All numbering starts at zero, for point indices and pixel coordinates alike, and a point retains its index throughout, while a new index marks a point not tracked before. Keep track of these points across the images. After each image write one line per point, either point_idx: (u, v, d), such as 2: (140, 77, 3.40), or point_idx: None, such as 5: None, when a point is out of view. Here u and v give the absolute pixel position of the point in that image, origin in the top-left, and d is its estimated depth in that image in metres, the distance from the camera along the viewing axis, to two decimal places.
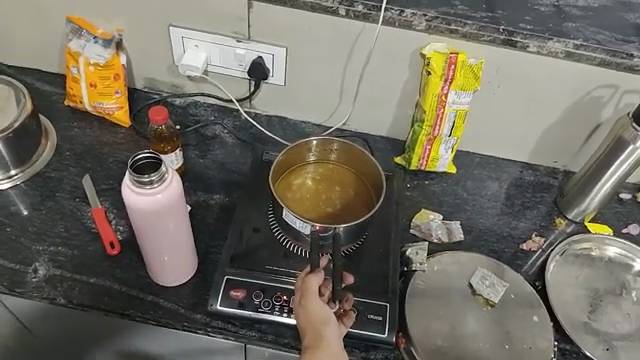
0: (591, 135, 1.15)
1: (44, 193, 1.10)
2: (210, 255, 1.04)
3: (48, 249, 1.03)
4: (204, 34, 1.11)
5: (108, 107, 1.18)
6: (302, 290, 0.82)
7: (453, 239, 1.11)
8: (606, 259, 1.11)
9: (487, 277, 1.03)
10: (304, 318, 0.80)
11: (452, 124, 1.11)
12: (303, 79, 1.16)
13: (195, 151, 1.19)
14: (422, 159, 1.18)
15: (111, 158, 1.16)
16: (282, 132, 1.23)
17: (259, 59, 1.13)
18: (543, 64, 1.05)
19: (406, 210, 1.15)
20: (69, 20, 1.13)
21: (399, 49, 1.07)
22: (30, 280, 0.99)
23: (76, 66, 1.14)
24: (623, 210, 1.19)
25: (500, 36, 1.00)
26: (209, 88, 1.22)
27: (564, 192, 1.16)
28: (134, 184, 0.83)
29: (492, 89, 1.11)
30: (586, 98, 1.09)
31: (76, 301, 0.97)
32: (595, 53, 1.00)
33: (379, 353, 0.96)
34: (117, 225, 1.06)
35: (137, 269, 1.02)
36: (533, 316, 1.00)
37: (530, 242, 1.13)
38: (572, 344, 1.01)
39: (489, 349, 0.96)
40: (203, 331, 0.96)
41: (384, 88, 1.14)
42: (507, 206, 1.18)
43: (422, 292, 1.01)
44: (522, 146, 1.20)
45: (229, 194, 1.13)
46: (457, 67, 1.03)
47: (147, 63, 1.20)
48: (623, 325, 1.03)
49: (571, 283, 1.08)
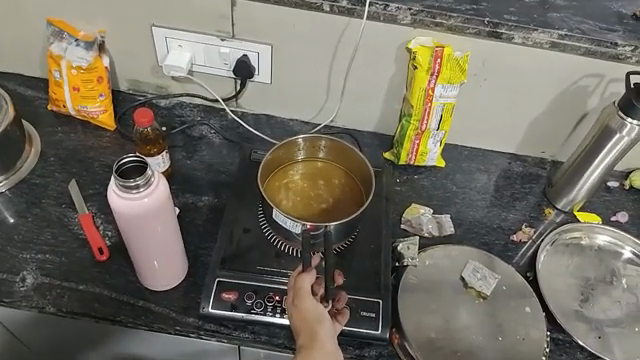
0: (578, 124, 1.15)
1: (29, 200, 1.08)
2: (201, 257, 1.03)
3: (36, 257, 1.01)
4: (187, 34, 1.10)
5: (92, 111, 1.17)
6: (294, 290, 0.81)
7: (444, 232, 1.11)
8: (596, 247, 1.12)
9: (479, 270, 1.03)
10: (297, 318, 0.79)
11: (439, 118, 1.11)
12: (289, 77, 1.15)
13: (182, 153, 1.18)
14: (410, 153, 1.18)
15: (97, 163, 1.15)
16: (269, 130, 1.23)
17: (244, 58, 1.12)
18: (528, 55, 1.05)
19: (397, 205, 1.14)
20: (49, 23, 1.11)
21: (384, 45, 1.07)
22: (18, 289, 0.97)
23: (58, 70, 1.12)
24: (611, 198, 1.20)
25: (486, 28, 1.00)
26: (195, 88, 1.21)
27: (553, 182, 1.16)
28: (120, 189, 0.82)
29: (478, 81, 1.10)
30: (572, 88, 1.09)
31: (66, 309, 0.96)
32: (579, 42, 1.00)
33: (373, 349, 0.96)
34: (106, 230, 1.05)
35: (127, 274, 1.01)
36: (525, 307, 1.00)
37: (521, 232, 1.13)
38: (564, 334, 1.02)
39: (483, 341, 0.97)
40: (195, 334, 0.95)
41: (371, 83, 1.14)
42: (497, 197, 1.18)
43: (414, 287, 1.01)
44: (509, 137, 1.21)
45: (218, 195, 1.12)
46: (443, 60, 1.03)
47: (131, 64, 1.18)
48: (614, 312, 1.04)
49: (562, 273, 1.09)
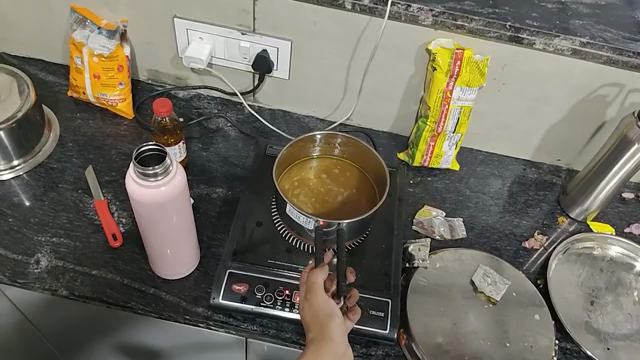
0: (595, 133, 1.15)
1: (46, 184, 1.10)
2: (212, 248, 1.04)
3: (51, 240, 1.03)
4: (208, 26, 1.10)
5: (111, 99, 1.18)
6: (308, 284, 0.82)
7: (455, 236, 1.11)
8: (608, 258, 1.12)
9: (489, 275, 1.03)
10: (309, 312, 0.79)
11: (456, 121, 1.11)
12: (308, 73, 1.16)
13: (198, 144, 1.19)
14: (425, 155, 1.17)
15: (113, 150, 1.16)
16: (285, 126, 1.23)
17: (263, 52, 1.12)
18: (549, 61, 1.04)
19: (409, 206, 1.14)
20: (73, 10, 1.13)
21: (404, 45, 1.07)
22: (33, 270, 0.99)
23: (80, 57, 1.13)
24: (626, 210, 1.19)
25: (507, 32, 1.00)
26: (213, 80, 1.22)
27: (567, 191, 1.16)
28: (138, 176, 0.83)
29: (497, 86, 1.10)
30: (591, 96, 1.08)
31: (78, 293, 0.97)
32: (601, 51, 0.99)
33: (380, 349, 0.97)
34: (120, 217, 1.06)
35: (139, 261, 1.02)
36: (534, 314, 1.00)
37: (533, 240, 1.13)
38: (573, 343, 1.01)
39: (490, 346, 0.97)
40: (204, 324, 0.96)
41: (389, 83, 1.14)
42: (510, 203, 1.18)
43: (424, 289, 1.02)
44: (525, 143, 1.20)
45: (232, 188, 1.13)
46: (463, 63, 1.03)
47: (151, 54, 1.19)
48: (624, 324, 1.04)
49: (573, 282, 1.08)
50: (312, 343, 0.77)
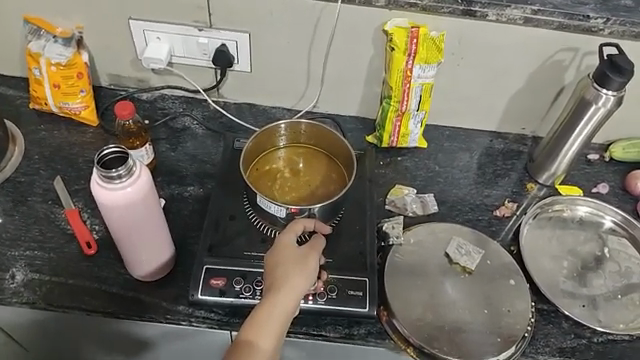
0: (556, 98, 1.17)
1: (15, 199, 1.09)
2: (188, 246, 1.05)
3: (25, 254, 1.02)
4: (164, 26, 1.10)
5: (74, 107, 1.17)
6: (312, 246, 0.92)
7: (427, 211, 1.13)
8: (577, 218, 1.15)
9: (463, 246, 1.05)
10: (307, 266, 0.89)
11: (419, 98, 1.12)
12: (269, 64, 1.16)
13: (166, 145, 1.19)
14: (392, 135, 1.19)
15: (81, 159, 1.15)
16: (252, 119, 1.24)
17: (222, 47, 1.12)
18: (503, 31, 1.05)
19: (381, 187, 1.16)
20: (27, 21, 1.12)
21: (361, 27, 1.07)
22: (9, 285, 0.98)
23: (37, 68, 1.12)
24: (592, 171, 1.22)
25: (459, 7, 1.01)
26: (175, 80, 1.22)
27: (534, 158, 1.18)
28: (103, 180, 0.82)
29: (455, 60, 1.12)
30: (548, 63, 1.10)
31: (57, 303, 0.97)
32: (552, 17, 1.01)
33: (363, 328, 0.98)
34: (93, 224, 1.06)
35: (116, 266, 1.02)
36: (509, 280, 1.03)
37: (503, 208, 1.15)
38: (549, 305, 1.03)
39: (469, 315, 0.99)
40: (186, 321, 0.97)
41: (350, 68, 1.15)
42: (480, 175, 1.20)
43: (400, 267, 1.03)
44: (490, 114, 1.22)
45: (203, 185, 1.13)
46: (419, 40, 1.03)
47: (110, 59, 1.19)
48: (598, 281, 1.06)
49: (545, 246, 1.11)
50: (298, 291, 0.86)
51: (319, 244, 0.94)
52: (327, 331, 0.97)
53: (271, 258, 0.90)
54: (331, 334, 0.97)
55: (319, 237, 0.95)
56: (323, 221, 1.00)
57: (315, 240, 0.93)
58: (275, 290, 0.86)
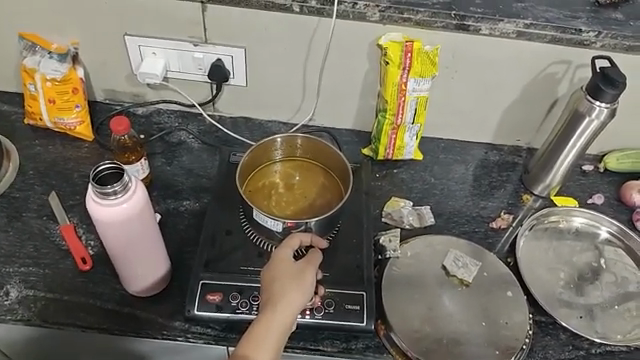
0: (550, 110, 1.18)
1: (10, 214, 1.08)
2: (184, 261, 1.04)
3: (19, 270, 1.01)
4: (160, 41, 1.11)
5: (69, 123, 1.17)
6: (309, 261, 0.91)
7: (424, 223, 1.13)
8: (573, 229, 1.15)
9: (460, 258, 1.05)
10: (304, 282, 0.88)
11: (414, 111, 1.12)
12: (265, 78, 1.17)
13: (162, 159, 1.18)
14: (388, 147, 1.19)
15: (76, 173, 1.15)
16: (248, 133, 1.24)
17: (218, 62, 1.13)
18: (496, 44, 1.07)
19: (377, 200, 1.16)
20: (22, 37, 1.12)
21: (355, 41, 1.08)
22: (3, 303, 0.97)
23: (32, 83, 1.12)
24: (587, 182, 1.23)
25: (453, 21, 1.02)
26: (171, 94, 1.22)
27: (529, 169, 1.19)
28: (98, 196, 0.82)
29: (449, 74, 1.13)
30: (541, 75, 1.11)
31: (51, 320, 0.96)
32: (545, 30, 1.02)
33: (361, 342, 0.97)
34: (88, 240, 1.06)
35: (111, 281, 1.01)
36: (507, 292, 1.03)
37: (500, 219, 1.15)
38: (547, 316, 1.03)
39: (467, 328, 0.98)
40: (183, 337, 0.96)
41: (345, 81, 1.15)
42: (475, 187, 1.20)
43: (397, 280, 1.03)
44: (484, 127, 1.23)
45: (199, 199, 1.13)
46: (413, 54, 1.05)
47: (106, 75, 1.19)
48: (595, 292, 1.06)
49: (542, 257, 1.11)
50: (294, 308, 0.86)
51: (316, 258, 0.93)
52: (325, 346, 0.96)
53: (267, 272, 0.89)
54: (329, 349, 0.96)
55: (316, 251, 0.95)
56: (320, 235, 1.00)
57: (311, 255, 0.93)
58: (271, 307, 0.85)
